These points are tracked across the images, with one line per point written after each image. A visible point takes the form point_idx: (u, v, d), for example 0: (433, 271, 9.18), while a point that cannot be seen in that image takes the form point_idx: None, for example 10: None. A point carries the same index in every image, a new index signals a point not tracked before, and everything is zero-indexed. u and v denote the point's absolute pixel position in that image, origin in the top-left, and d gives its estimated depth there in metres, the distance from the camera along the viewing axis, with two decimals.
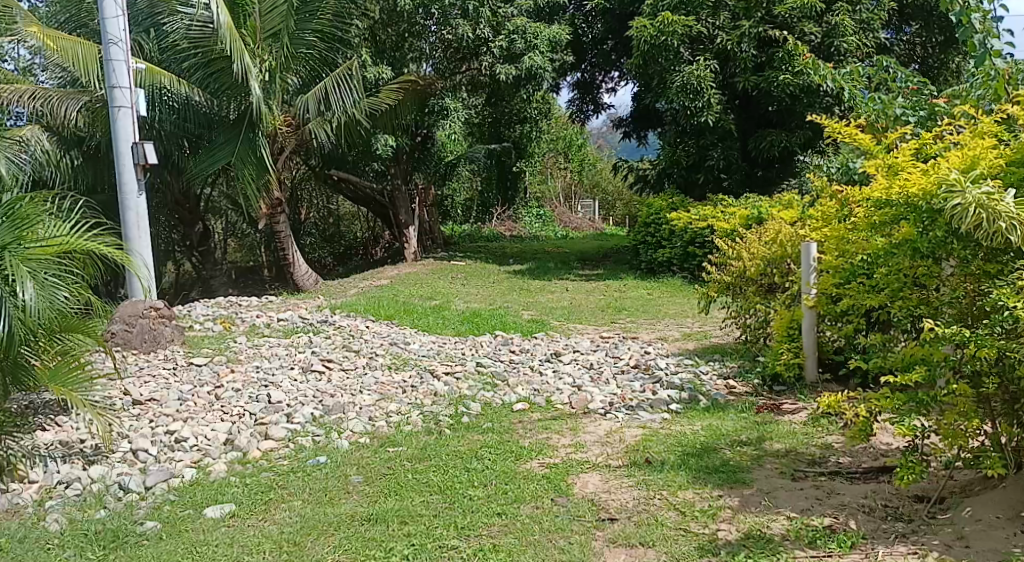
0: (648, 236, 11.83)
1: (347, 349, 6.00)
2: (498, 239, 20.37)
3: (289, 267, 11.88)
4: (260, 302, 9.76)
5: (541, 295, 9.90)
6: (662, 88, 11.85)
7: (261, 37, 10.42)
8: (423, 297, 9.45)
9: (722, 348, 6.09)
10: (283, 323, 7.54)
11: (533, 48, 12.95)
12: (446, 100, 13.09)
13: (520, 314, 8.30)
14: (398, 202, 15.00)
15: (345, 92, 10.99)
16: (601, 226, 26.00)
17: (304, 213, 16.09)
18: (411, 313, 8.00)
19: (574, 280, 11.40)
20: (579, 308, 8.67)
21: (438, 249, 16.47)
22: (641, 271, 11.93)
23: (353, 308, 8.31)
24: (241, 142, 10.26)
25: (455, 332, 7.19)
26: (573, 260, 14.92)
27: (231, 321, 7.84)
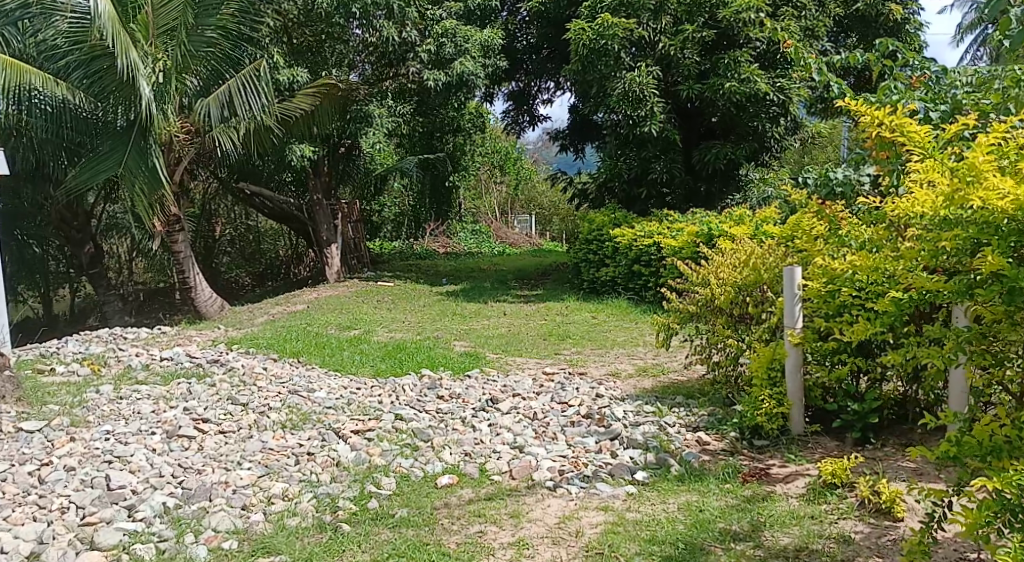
0: (590, 253, 11.00)
1: (233, 401, 4.87)
2: (431, 257, 19.31)
3: (189, 291, 10.58)
4: (150, 334, 8.46)
5: (475, 320, 8.91)
6: (600, 96, 10.96)
7: (154, 34, 9.24)
8: (341, 325, 8.35)
9: (687, 388, 5.19)
10: (163, 367, 6.33)
11: (464, 53, 12.11)
12: (369, 106, 12.07)
13: (450, 345, 7.28)
14: (318, 218, 13.75)
15: (254, 96, 9.83)
16: (538, 242, 25.23)
17: (219, 228, 14.73)
18: (323, 348, 6.88)
19: (512, 302, 10.45)
20: (517, 337, 7.71)
21: (365, 269, 15.24)
22: (583, 291, 11.06)
23: (255, 342, 7.14)
24: (131, 150, 8.96)
25: (373, 371, 6.10)
26: (511, 279, 14.00)
27: (102, 363, 6.58)
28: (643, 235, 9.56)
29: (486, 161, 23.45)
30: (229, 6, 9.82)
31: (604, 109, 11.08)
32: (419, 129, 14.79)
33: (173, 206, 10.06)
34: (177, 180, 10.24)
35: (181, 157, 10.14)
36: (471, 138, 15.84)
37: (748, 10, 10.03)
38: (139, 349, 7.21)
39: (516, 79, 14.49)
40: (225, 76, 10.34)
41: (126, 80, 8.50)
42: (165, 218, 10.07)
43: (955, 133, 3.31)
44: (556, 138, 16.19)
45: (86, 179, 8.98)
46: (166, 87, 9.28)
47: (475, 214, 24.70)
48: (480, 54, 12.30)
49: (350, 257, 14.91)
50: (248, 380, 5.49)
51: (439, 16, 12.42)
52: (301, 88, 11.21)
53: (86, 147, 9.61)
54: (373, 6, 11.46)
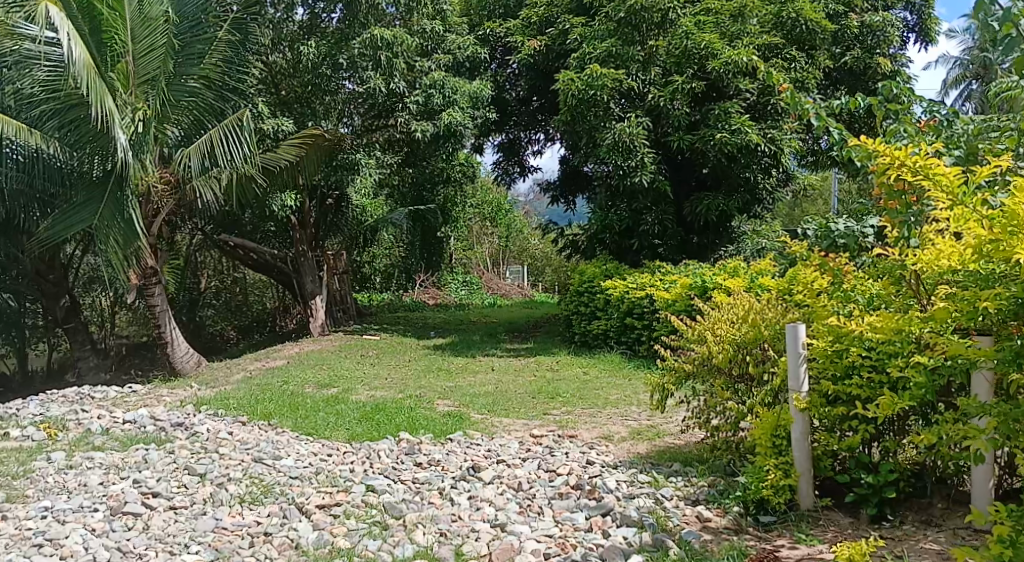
0: (581, 306, 10.69)
1: (190, 473, 4.47)
2: (420, 309, 18.96)
3: (165, 346, 10.24)
4: (120, 394, 8.05)
5: (461, 376, 8.52)
6: (590, 147, 10.79)
7: (133, 84, 8.98)
8: (320, 383, 7.96)
9: (683, 454, 4.82)
10: (124, 431, 5.92)
11: (453, 104, 11.94)
12: (357, 155, 11.95)
13: (433, 404, 6.88)
14: (303, 270, 13.45)
15: (237, 146, 9.60)
16: (530, 294, 24.96)
17: (205, 281, 14.31)
18: (298, 409, 6.48)
19: (500, 357, 10.09)
20: (504, 394, 7.33)
21: (351, 322, 14.84)
22: (574, 344, 10.70)
23: (226, 403, 6.73)
24: (107, 201, 8.68)
25: (348, 434, 5.70)
26: (501, 331, 13.66)
27: (60, 426, 6.17)
28: (635, 287, 9.28)
29: (477, 212, 23.33)
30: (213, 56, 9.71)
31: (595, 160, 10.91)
32: (408, 181, 14.63)
33: (150, 259, 9.75)
34: (155, 232, 9.96)
35: (159, 209, 9.87)
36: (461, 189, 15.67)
37: (738, 63, 9.80)
38: (102, 410, 6.79)
39: (505, 131, 14.38)
40: (207, 126, 10.06)
41: (102, 129, 8.26)
42: (141, 271, 9.75)
43: (988, 174, 3.05)
44: (546, 190, 16.04)
45: (59, 231, 8.66)
46: (146, 138, 9.06)
47: (466, 265, 24.47)
48: (469, 106, 12.18)
49: (335, 309, 14.56)
50: (211, 446, 5.09)
51: (427, 68, 12.24)
52: (288, 137, 11.15)
53: (60, 197, 9.29)
54: (360, 55, 11.44)
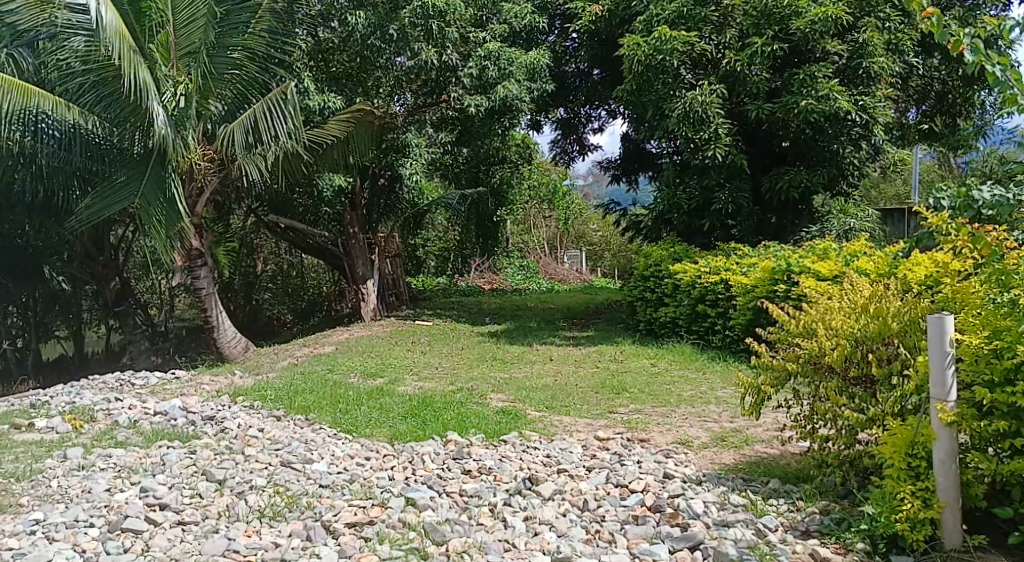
0: (647, 290, 9.90)
1: (208, 480, 3.92)
2: (475, 293, 18.39)
3: (211, 332, 9.88)
4: (160, 381, 7.69)
5: (517, 366, 7.86)
6: (656, 120, 9.90)
7: (175, 56, 8.64)
8: (366, 372, 7.41)
9: (783, 469, 4.05)
10: (152, 425, 5.43)
11: (508, 77, 11.16)
12: (407, 134, 11.37)
13: (485, 398, 6.21)
14: (354, 253, 13.06)
15: (280, 121, 9.12)
16: (588, 278, 24.18)
17: (260, 264, 13.99)
18: (338, 402, 5.91)
19: (560, 347, 9.39)
20: (564, 389, 6.62)
21: (404, 306, 14.36)
22: (639, 333, 9.93)
23: (262, 394, 6.21)
24: (147, 179, 8.30)
25: (390, 432, 5.10)
26: (559, 318, 12.97)
27: (86, 417, 5.73)
28: (708, 270, 8.47)
29: (534, 194, 22.63)
30: (258, 26, 9.29)
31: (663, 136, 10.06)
32: (462, 160, 14.14)
33: (195, 240, 9.40)
34: (199, 212, 9.59)
35: (203, 189, 9.53)
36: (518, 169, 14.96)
37: (826, 19, 8.77)
38: (135, 399, 6.38)
39: (564, 105, 13.57)
40: (251, 101, 9.70)
41: (137, 102, 7.90)
42: (186, 252, 9.39)
43: None
44: (608, 169, 15.15)
45: (100, 210, 8.33)
46: (187, 113, 8.67)
47: (522, 248, 23.84)
48: (526, 78, 11.41)
49: (387, 293, 14.12)
50: (237, 447, 4.55)
51: (481, 40, 11.48)
52: (336, 114, 10.59)
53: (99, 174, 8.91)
54: (411, 24, 10.77)
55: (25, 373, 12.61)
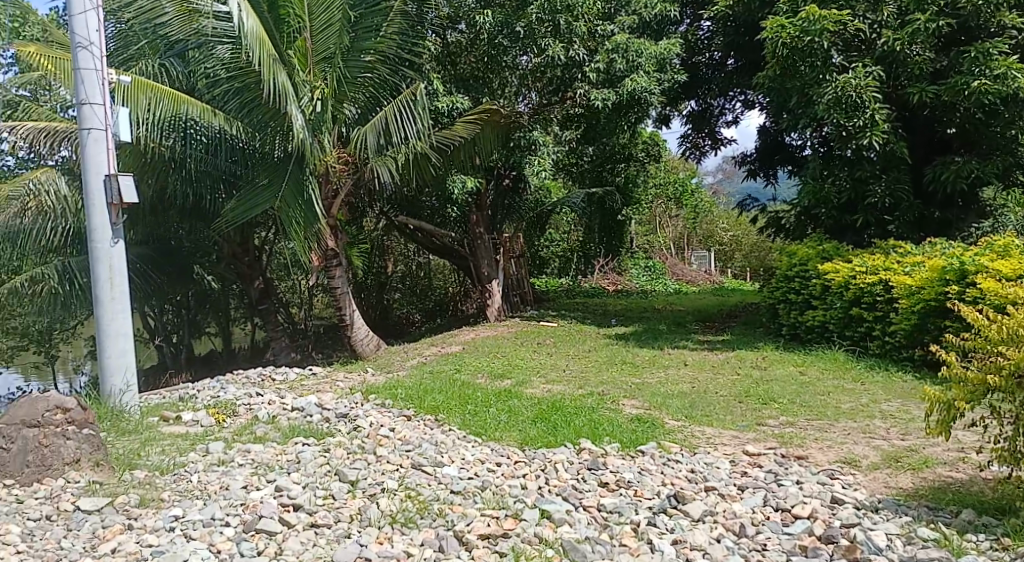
0: (791, 293, 9.47)
1: (340, 480, 3.83)
2: (601, 294, 18.02)
3: (344, 331, 10.09)
4: (296, 377, 7.90)
5: (649, 371, 7.47)
6: (801, 108, 9.30)
7: (312, 61, 8.81)
8: (493, 373, 7.25)
9: (979, 501, 3.48)
10: (289, 421, 5.48)
11: (636, 69, 10.78)
12: (534, 132, 11.05)
13: (619, 404, 5.88)
14: (480, 253, 12.97)
15: (410, 121, 9.16)
16: (717, 280, 23.19)
17: (390, 265, 14.28)
18: (467, 403, 5.78)
19: (695, 351, 8.87)
20: (703, 398, 6.17)
21: (528, 307, 14.21)
22: (782, 338, 9.50)
23: (392, 393, 6.16)
24: (287, 181, 8.57)
25: (520, 436, 4.89)
26: (690, 321, 12.38)
27: (228, 411, 5.87)
28: (864, 270, 8.07)
29: (660, 192, 21.94)
30: (390, 27, 9.51)
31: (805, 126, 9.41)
32: (588, 159, 13.93)
33: (331, 240, 9.64)
34: (334, 213, 9.82)
35: (338, 190, 9.74)
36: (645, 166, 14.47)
37: None
38: (273, 394, 6.53)
39: (696, 97, 12.97)
40: (383, 103, 9.88)
41: (277, 107, 8.19)
42: (322, 252, 9.65)
43: None
44: (744, 164, 14.80)
45: (244, 212, 8.65)
46: (323, 116, 8.90)
47: (647, 249, 23.19)
48: (656, 70, 11.00)
49: (512, 294, 13.98)
50: (369, 447, 4.47)
51: (609, 33, 11.17)
52: (463, 114, 10.55)
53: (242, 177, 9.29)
54: (538, 21, 10.60)
55: (179, 367, 13.63)
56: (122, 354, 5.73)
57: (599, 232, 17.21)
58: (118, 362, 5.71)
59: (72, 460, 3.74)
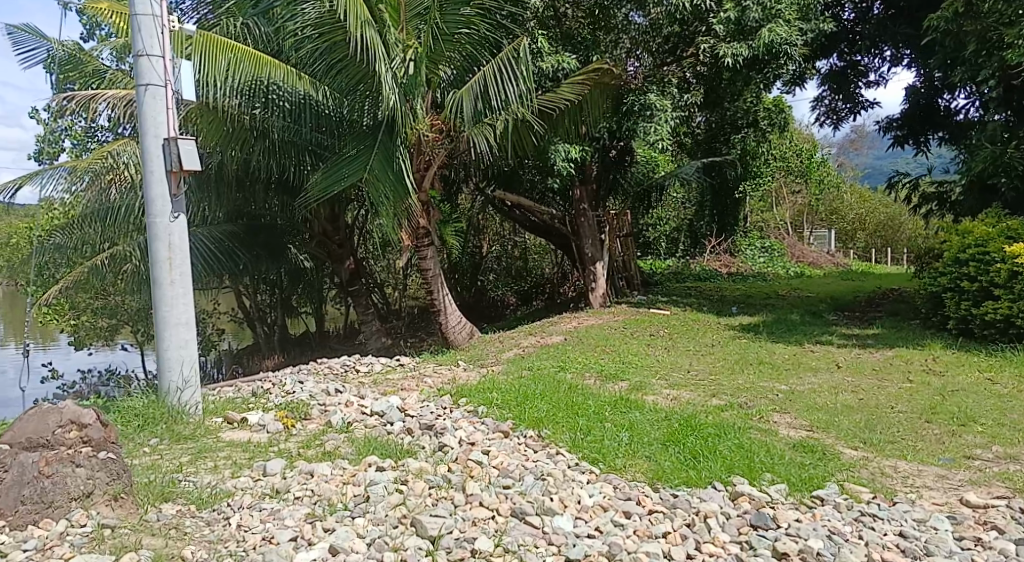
0: (962, 279, 8.09)
1: (416, 535, 2.87)
2: (714, 275, 16.63)
3: (437, 316, 9.22)
4: (383, 369, 7.10)
5: (796, 374, 6.24)
6: (977, 58, 8.11)
7: (404, 18, 7.82)
8: (605, 373, 6.15)
9: None
10: (364, 431, 4.57)
11: (774, 18, 9.49)
12: (649, 95, 9.90)
13: (769, 423, 4.63)
14: (583, 232, 11.71)
15: (511, 83, 8.11)
16: (842, 263, 21.19)
17: (486, 245, 13.35)
18: (578, 411, 4.75)
19: (844, 352, 7.46)
20: (877, 419, 4.85)
21: (636, 292, 12.95)
22: (950, 336, 8.12)
23: (486, 396, 5.15)
24: (377, 152, 7.72)
25: (652, 465, 3.83)
26: (826, 311, 10.84)
27: (298, 414, 5.03)
28: None
29: (779, 165, 20.08)
30: None
31: (984, 78, 8.10)
32: (709, 129, 12.68)
33: (422, 217, 8.73)
34: (426, 187, 8.84)
35: (430, 162, 8.71)
36: (767, 136, 12.95)
37: None
38: (353, 393, 5.70)
39: (838, 51, 11.58)
40: (481, 63, 8.75)
41: (365, 67, 7.31)
42: (412, 230, 8.74)
43: None
44: (887, 130, 13.41)
45: (328, 186, 7.83)
46: (416, 80, 7.96)
47: (763, 229, 21.39)
48: (797, 18, 9.74)
49: (616, 277, 12.73)
50: (458, 478, 3.51)
51: None
52: (569, 76, 9.43)
53: (327, 150, 8.46)
54: None
55: (272, 350, 13.23)
56: (183, 345, 5.01)
57: (710, 195, 16.00)
58: (178, 355, 4.98)
59: (79, 495, 3.04)
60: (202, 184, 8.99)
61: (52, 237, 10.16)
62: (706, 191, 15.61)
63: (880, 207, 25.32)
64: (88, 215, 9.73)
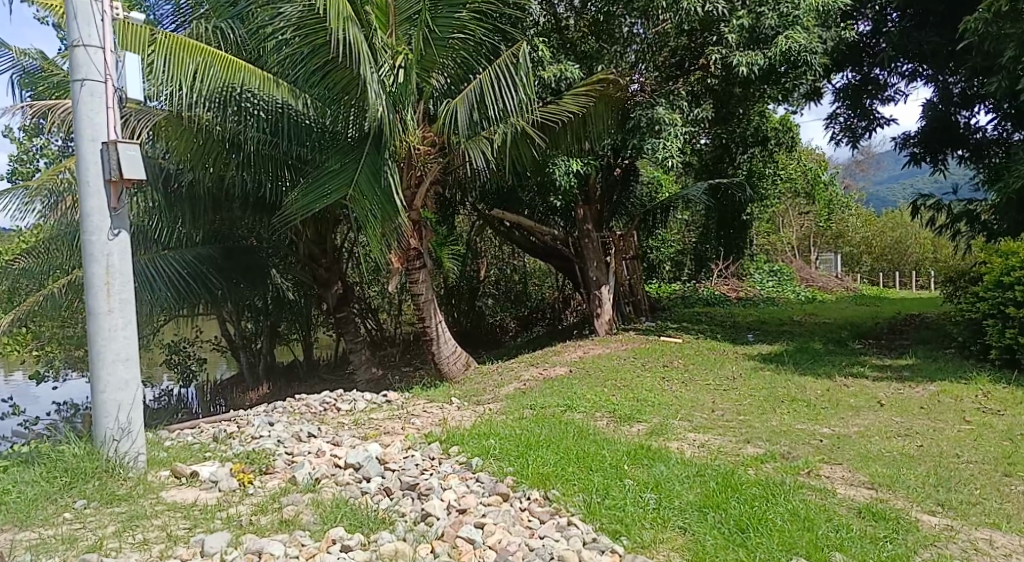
0: (1007, 304, 7.36)
1: None
2: (722, 300, 15.91)
3: (430, 345, 8.42)
4: (366, 407, 6.31)
5: (836, 414, 5.48)
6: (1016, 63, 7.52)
7: (393, 22, 7.18)
8: (619, 413, 5.37)
9: None
10: (334, 490, 3.78)
11: (792, 24, 8.88)
12: (657, 108, 9.13)
13: (822, 480, 3.85)
14: (586, 254, 10.93)
15: (509, 92, 7.43)
16: (852, 287, 20.53)
17: (483, 269, 12.59)
18: (592, 464, 3.97)
19: (882, 387, 6.69)
20: (945, 472, 4.07)
21: (643, 318, 12.17)
22: (994, 366, 7.39)
23: (481, 444, 4.36)
24: (364, 167, 7.01)
25: (691, 543, 3.06)
26: (849, 339, 10.09)
27: (256, 468, 4.23)
28: None
29: (786, 186, 19.47)
30: None
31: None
32: (718, 147, 12.05)
33: (412, 237, 7.99)
34: (418, 205, 8.09)
35: (422, 177, 7.97)
36: (773, 154, 12.45)
37: None
38: (327, 439, 4.91)
39: (854, 65, 11.07)
40: (477, 72, 8.06)
41: (350, 72, 6.61)
42: (402, 252, 8.00)
43: None
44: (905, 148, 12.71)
45: (309, 204, 7.09)
46: (407, 89, 7.28)
47: (769, 252, 20.74)
48: (816, 24, 9.11)
49: (623, 302, 11.93)
50: None
51: None
52: (573, 86, 8.74)
53: (308, 165, 7.72)
54: None
55: (257, 382, 12.45)
56: (123, 388, 4.26)
57: (715, 219, 15.35)
58: (115, 400, 4.23)
59: None
60: (173, 204, 8.20)
61: (15, 261, 9.41)
62: (711, 215, 15.01)
63: (887, 229, 24.76)
64: (53, 238, 8.98)
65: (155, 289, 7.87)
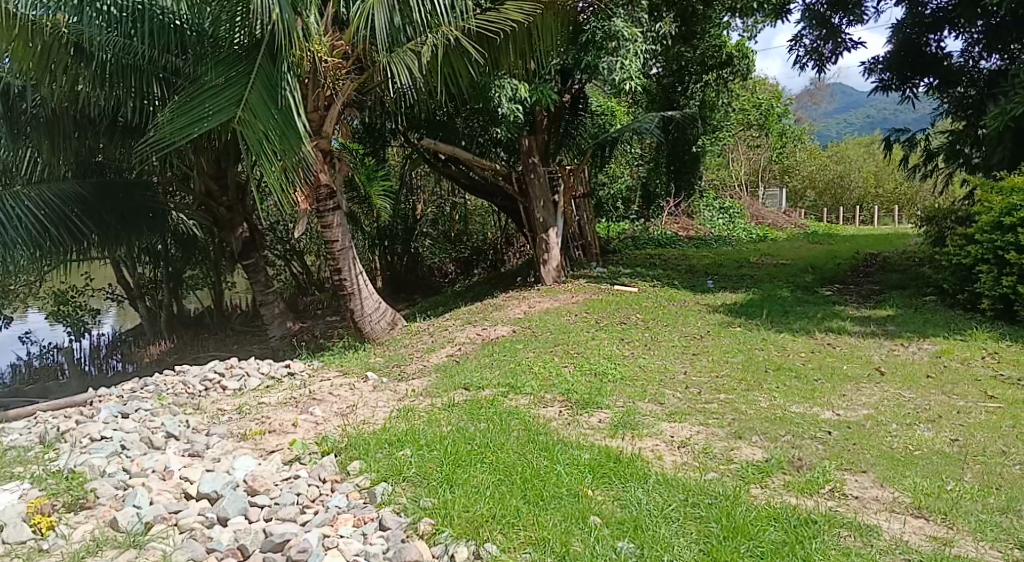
0: (1004, 249, 6.55)
1: None
2: (673, 239, 14.94)
3: (350, 301, 7.15)
4: (259, 386, 5.05)
5: (836, 389, 4.51)
6: None
7: None
8: (574, 397, 4.25)
9: None
10: (167, 550, 2.59)
11: None
12: (615, 20, 7.81)
13: (856, 508, 2.82)
14: (533, 192, 9.69)
15: None
16: (800, 223, 19.91)
17: (416, 207, 11.23)
18: (544, 491, 2.85)
19: (872, 347, 5.76)
20: (1006, 482, 3.12)
21: (594, 262, 11.08)
22: (985, 318, 6.61)
23: (392, 458, 3.18)
24: (254, 82, 5.53)
25: None
26: (816, 284, 9.21)
27: (65, 503, 2.97)
28: None
29: (739, 118, 18.44)
30: None
31: None
32: (675, 70, 10.83)
33: (321, 170, 6.62)
34: (327, 132, 6.66)
35: (332, 98, 6.54)
36: (729, 81, 11.31)
37: None
38: (186, 446, 3.64)
39: None
40: None
41: None
42: (310, 189, 6.60)
43: None
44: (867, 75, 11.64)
45: (185, 129, 5.58)
46: None
47: (717, 187, 19.84)
48: None
49: (572, 245, 10.79)
50: None
51: None
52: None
53: (184, 77, 6.21)
54: None
55: (159, 335, 10.70)
56: None
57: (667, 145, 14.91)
58: None
59: None
60: (18, 129, 6.71)
61: None
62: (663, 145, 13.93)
63: (833, 163, 24.23)
64: None
65: (6, 232, 6.29)
